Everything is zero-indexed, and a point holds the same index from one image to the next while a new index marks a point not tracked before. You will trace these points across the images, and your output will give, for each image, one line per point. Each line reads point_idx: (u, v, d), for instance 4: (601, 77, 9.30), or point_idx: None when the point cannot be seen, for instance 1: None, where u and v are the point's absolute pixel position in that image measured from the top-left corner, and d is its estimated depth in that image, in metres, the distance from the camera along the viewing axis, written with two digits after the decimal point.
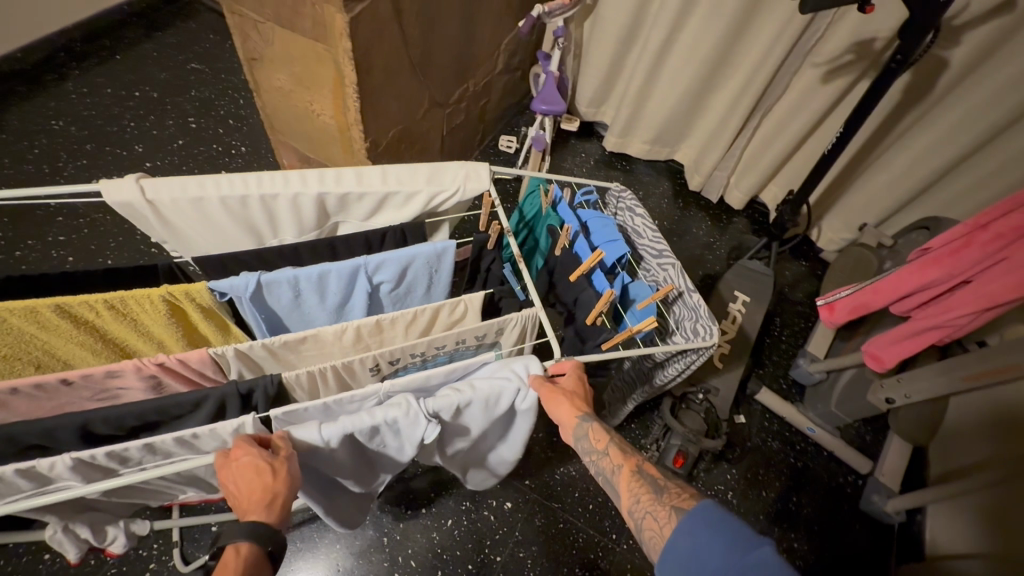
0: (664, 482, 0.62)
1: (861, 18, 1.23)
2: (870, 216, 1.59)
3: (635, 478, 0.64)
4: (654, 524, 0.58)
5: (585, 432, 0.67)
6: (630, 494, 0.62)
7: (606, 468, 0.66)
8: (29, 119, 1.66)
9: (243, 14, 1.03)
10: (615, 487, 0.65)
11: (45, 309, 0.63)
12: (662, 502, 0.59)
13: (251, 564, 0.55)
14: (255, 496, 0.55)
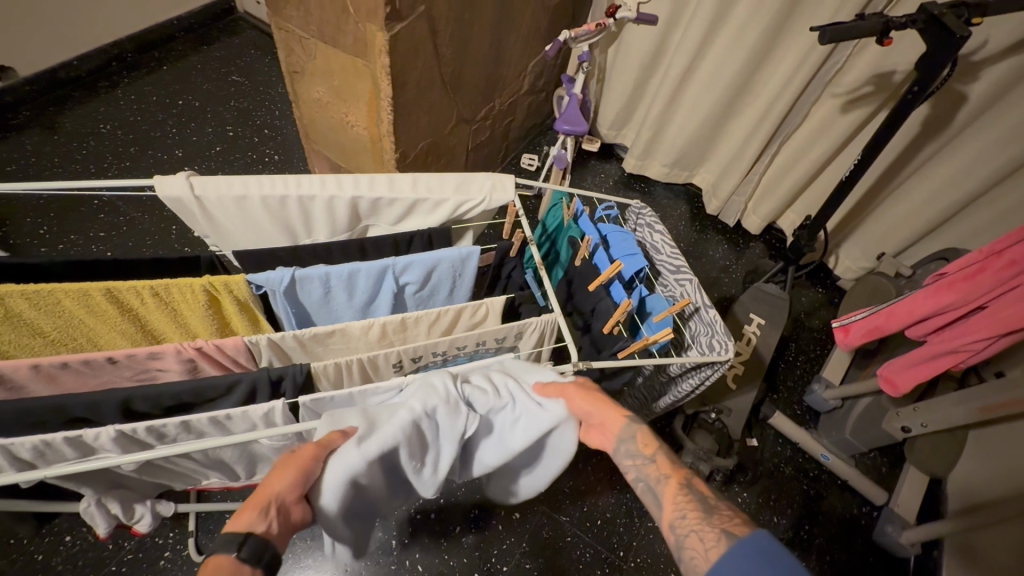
0: (716, 503, 0.55)
1: (879, 51, 1.26)
2: (889, 246, 1.59)
3: (683, 492, 0.57)
4: (698, 544, 0.51)
5: (632, 433, 0.62)
6: (674, 507, 0.56)
7: (650, 476, 0.59)
8: (80, 122, 1.76)
9: (289, 31, 1.10)
10: (658, 497, 0.58)
11: (98, 293, 0.67)
12: (712, 524, 0.52)
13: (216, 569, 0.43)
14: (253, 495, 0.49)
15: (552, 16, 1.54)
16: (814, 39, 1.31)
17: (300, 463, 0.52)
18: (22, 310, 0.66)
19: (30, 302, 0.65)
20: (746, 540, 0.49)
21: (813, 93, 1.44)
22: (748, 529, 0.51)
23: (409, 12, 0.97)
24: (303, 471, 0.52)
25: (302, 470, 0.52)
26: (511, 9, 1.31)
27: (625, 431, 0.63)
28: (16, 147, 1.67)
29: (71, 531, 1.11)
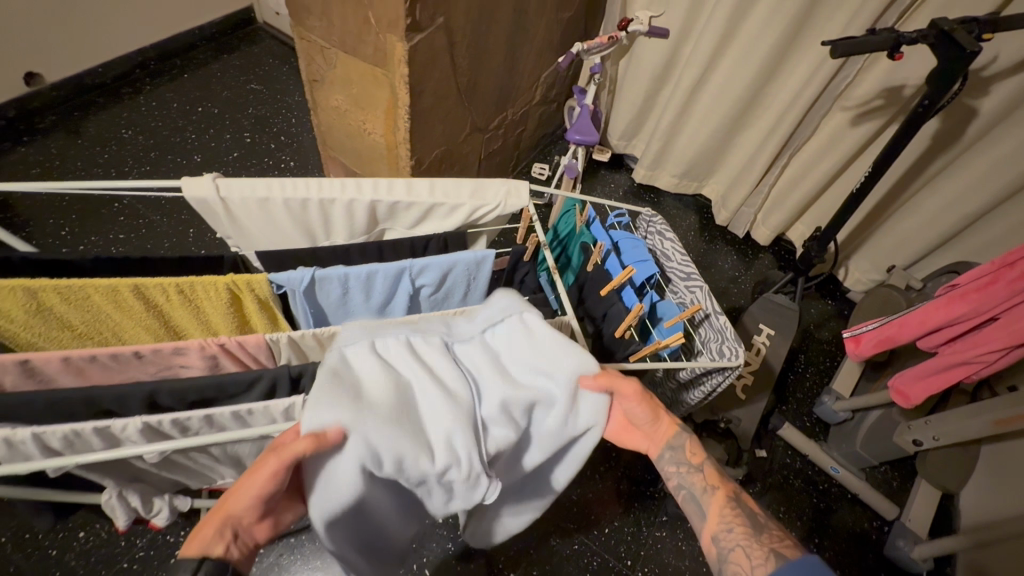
0: (763, 519, 0.57)
1: (890, 66, 1.27)
2: (899, 259, 1.59)
3: (728, 504, 0.59)
4: (744, 559, 0.53)
5: (682, 442, 0.64)
6: (720, 519, 0.57)
7: (695, 485, 0.61)
8: (103, 127, 1.81)
9: (311, 40, 1.13)
10: (702, 506, 0.60)
11: (125, 289, 0.69)
12: (761, 541, 0.54)
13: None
14: (214, 509, 0.48)
15: (565, 29, 1.57)
16: (824, 53, 1.33)
17: (263, 478, 0.48)
18: (52, 304, 0.68)
19: (61, 297, 0.67)
20: (793, 557, 0.51)
21: (823, 107, 1.45)
22: (797, 551, 0.53)
23: (428, 23, 1.00)
24: (266, 489, 0.49)
25: (266, 486, 0.49)
26: (526, 22, 1.34)
27: (676, 440, 0.64)
28: (41, 151, 1.72)
29: (85, 527, 1.12)
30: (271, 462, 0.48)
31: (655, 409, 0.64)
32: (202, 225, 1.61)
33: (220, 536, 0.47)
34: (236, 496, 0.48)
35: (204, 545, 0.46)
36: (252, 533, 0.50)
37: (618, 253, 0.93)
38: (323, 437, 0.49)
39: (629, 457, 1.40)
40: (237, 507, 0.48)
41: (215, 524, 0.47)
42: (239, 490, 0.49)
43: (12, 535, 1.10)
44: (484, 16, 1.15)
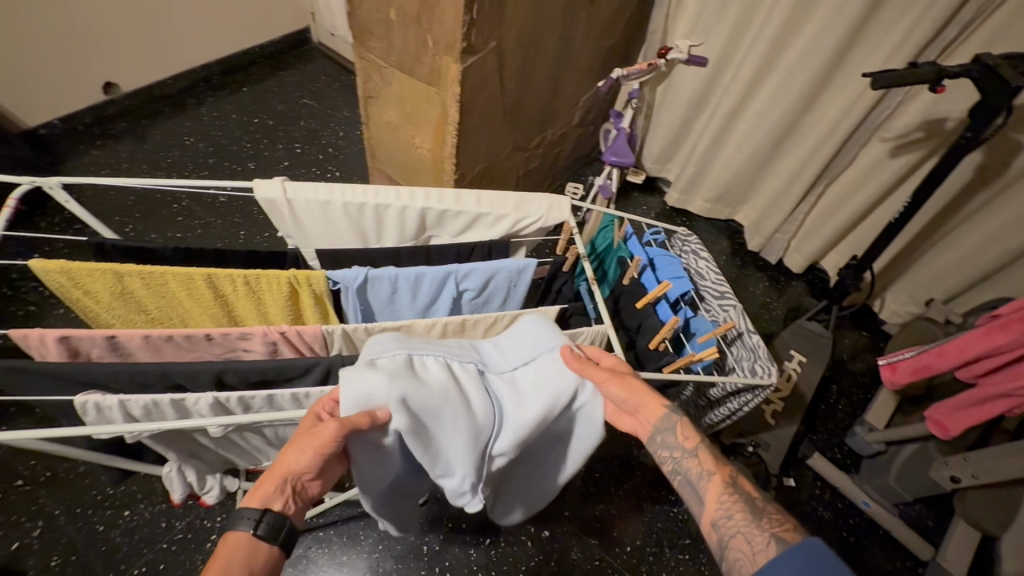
0: (762, 503, 0.62)
1: (932, 98, 1.28)
2: (938, 292, 1.57)
3: (726, 489, 0.64)
4: (746, 547, 0.58)
5: (674, 425, 0.69)
6: (719, 506, 0.63)
7: (691, 470, 0.67)
8: (168, 135, 1.94)
9: (370, 60, 1.22)
10: (701, 492, 0.65)
11: (199, 278, 0.75)
12: (761, 527, 0.59)
13: (239, 542, 0.54)
14: (272, 468, 0.58)
15: (606, 55, 1.63)
16: (865, 84, 1.35)
17: (309, 450, 0.57)
18: (134, 288, 0.75)
19: (143, 282, 0.74)
20: (794, 543, 0.56)
21: (861, 137, 1.46)
22: (797, 535, 0.58)
23: (481, 47, 1.07)
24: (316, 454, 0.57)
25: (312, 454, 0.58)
26: (570, 47, 1.40)
27: (666, 423, 0.69)
28: (112, 153, 1.85)
29: (130, 506, 1.19)
30: (313, 439, 0.57)
31: (630, 385, 0.70)
32: (252, 228, 1.70)
33: (279, 492, 0.57)
34: (286, 459, 0.58)
35: (264, 499, 0.56)
36: (307, 488, 0.60)
37: (654, 269, 0.97)
38: (373, 415, 0.58)
39: (653, 476, 1.40)
40: (288, 471, 0.58)
41: (270, 483, 0.57)
42: (290, 454, 0.58)
43: (66, 508, 1.17)
44: (533, 42, 1.22)
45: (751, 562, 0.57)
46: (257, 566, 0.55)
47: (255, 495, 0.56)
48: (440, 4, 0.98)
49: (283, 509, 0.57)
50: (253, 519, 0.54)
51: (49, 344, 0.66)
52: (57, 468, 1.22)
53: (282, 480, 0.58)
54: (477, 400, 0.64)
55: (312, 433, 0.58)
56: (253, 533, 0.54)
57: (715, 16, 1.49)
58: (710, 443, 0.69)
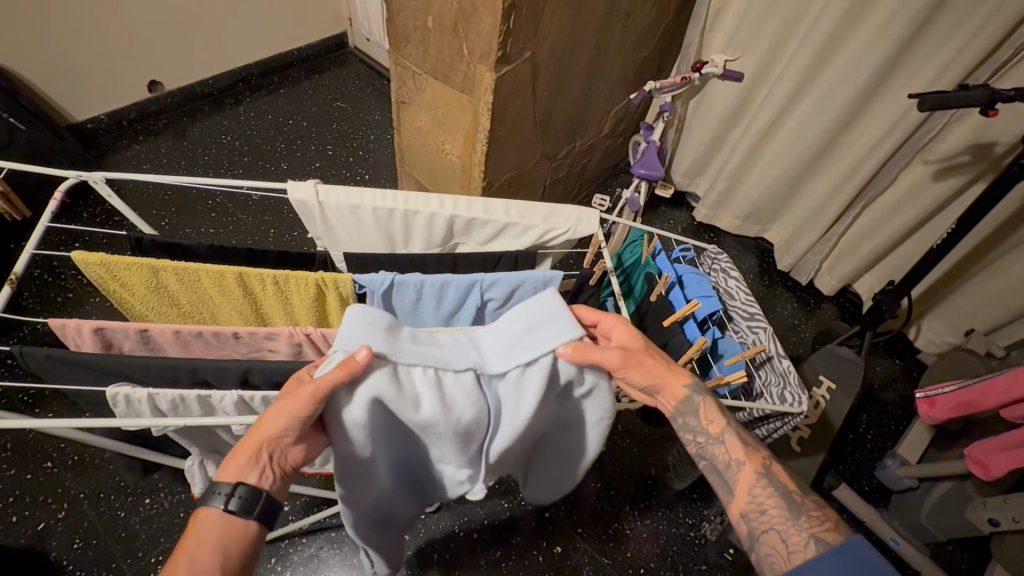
0: (800, 498, 0.61)
1: (981, 120, 1.23)
2: (980, 322, 1.50)
3: (758, 481, 0.63)
4: (780, 544, 0.59)
5: (697, 408, 0.67)
6: (749, 497, 0.63)
7: (719, 458, 0.66)
8: (206, 132, 2.00)
9: (405, 66, 1.23)
10: (732, 482, 0.65)
11: (230, 276, 0.75)
12: (797, 526, 0.59)
13: (209, 522, 0.53)
14: (245, 438, 0.57)
15: (639, 67, 1.62)
16: (910, 104, 1.30)
17: (281, 414, 0.56)
18: (168, 283, 0.76)
19: (176, 277, 0.75)
20: (835, 544, 0.56)
21: (903, 159, 1.41)
22: (837, 535, 0.58)
23: (516, 57, 1.07)
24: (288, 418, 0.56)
25: (277, 422, 0.56)
26: (605, 58, 1.39)
27: (687, 405, 0.67)
28: (153, 149, 1.92)
29: (150, 494, 1.22)
30: (286, 401, 0.56)
31: (643, 362, 0.66)
32: (281, 228, 1.73)
33: (253, 463, 0.56)
34: (260, 426, 0.57)
35: (238, 472, 0.55)
36: (285, 455, 0.59)
37: (682, 287, 0.95)
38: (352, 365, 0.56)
39: (670, 497, 1.36)
40: (262, 439, 0.57)
41: (243, 452, 0.56)
42: (263, 420, 0.57)
43: (90, 492, 1.21)
44: (567, 53, 1.22)
45: (787, 561, 0.57)
46: (232, 541, 0.54)
47: (226, 468, 0.55)
48: (477, 13, 0.99)
49: (256, 481, 0.56)
50: (224, 494, 0.53)
51: (86, 335, 0.68)
52: (84, 453, 1.25)
53: (257, 449, 0.57)
54: (462, 399, 0.62)
55: (285, 399, 0.56)
56: (224, 509, 0.53)
57: (754, 31, 1.47)
58: (737, 429, 0.67)
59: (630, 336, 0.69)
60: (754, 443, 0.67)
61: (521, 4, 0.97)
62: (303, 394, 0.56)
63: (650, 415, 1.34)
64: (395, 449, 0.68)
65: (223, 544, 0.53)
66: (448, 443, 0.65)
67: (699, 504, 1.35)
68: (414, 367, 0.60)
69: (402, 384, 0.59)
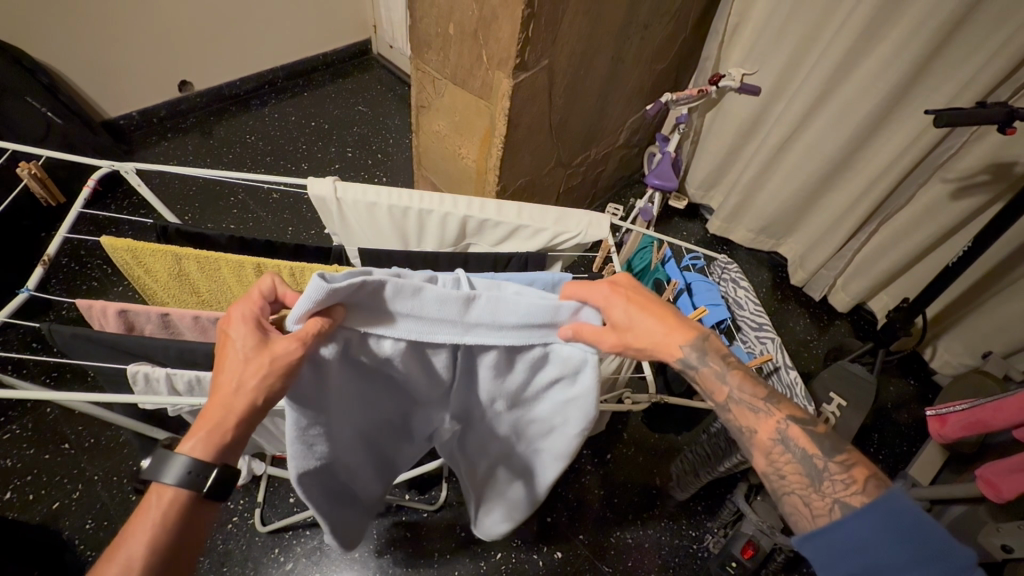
0: (823, 463, 0.57)
1: (1000, 140, 1.22)
2: (997, 345, 1.47)
3: (774, 443, 0.59)
4: (804, 508, 0.57)
5: (693, 378, 0.61)
6: (767, 460, 0.60)
7: (733, 424, 0.62)
8: (232, 132, 2.06)
9: (425, 71, 1.27)
10: (746, 445, 0.61)
11: (249, 266, 0.78)
12: (821, 491, 0.56)
13: (172, 506, 0.52)
14: (212, 399, 0.54)
15: (656, 78, 1.64)
16: (928, 121, 1.30)
17: (252, 377, 0.53)
18: (189, 270, 0.79)
19: (198, 265, 0.78)
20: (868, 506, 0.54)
21: (921, 175, 1.40)
22: (863, 500, 0.54)
23: (534, 64, 1.09)
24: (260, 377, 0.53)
25: (247, 378, 0.53)
26: (621, 68, 1.41)
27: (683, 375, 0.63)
28: (179, 146, 1.98)
29: None
30: (259, 360, 0.53)
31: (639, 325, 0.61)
32: (299, 225, 1.77)
33: (220, 423, 0.54)
34: (227, 382, 0.54)
35: (210, 437, 0.54)
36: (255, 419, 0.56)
37: (690, 294, 0.96)
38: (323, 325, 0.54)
39: (674, 508, 1.35)
40: (234, 402, 0.54)
41: (221, 420, 0.54)
42: (225, 372, 0.54)
43: (104, 474, 1.24)
44: (584, 62, 1.24)
45: (811, 524, 0.56)
46: (190, 519, 0.54)
47: (199, 442, 0.53)
48: (497, 21, 1.01)
49: (228, 456, 0.55)
50: (192, 469, 0.52)
51: (110, 316, 0.71)
52: (101, 436, 1.29)
53: (226, 407, 0.54)
54: (435, 358, 0.64)
55: (256, 362, 0.53)
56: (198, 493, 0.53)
57: (771, 47, 1.48)
58: (742, 395, 0.61)
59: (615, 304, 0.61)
60: (767, 406, 0.61)
61: (540, 13, 0.99)
62: (289, 356, 0.54)
63: (657, 423, 1.34)
64: (365, 403, 0.70)
65: (185, 521, 0.53)
66: (415, 389, 0.69)
67: (703, 515, 1.34)
68: (384, 335, 0.59)
69: (370, 345, 0.61)
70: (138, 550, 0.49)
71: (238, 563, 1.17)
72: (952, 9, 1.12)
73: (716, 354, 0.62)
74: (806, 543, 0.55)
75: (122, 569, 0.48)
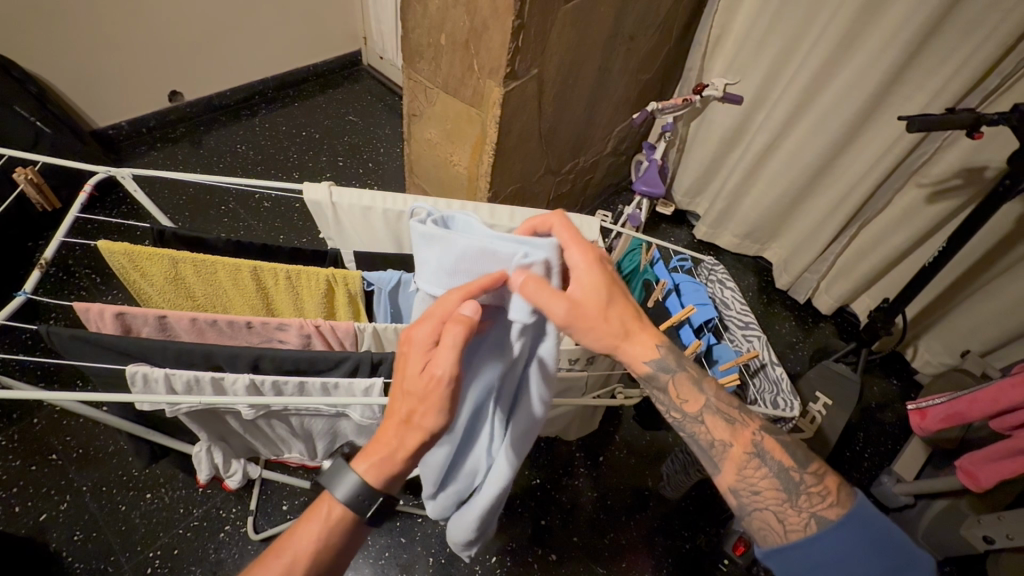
0: (798, 475, 0.60)
1: (973, 144, 1.27)
2: (975, 343, 1.52)
3: (747, 459, 0.61)
4: (777, 523, 0.59)
5: (665, 384, 0.63)
6: (737, 474, 0.61)
7: (702, 438, 0.63)
8: (222, 142, 2.06)
9: (417, 81, 1.29)
10: (716, 460, 0.62)
11: (245, 270, 0.78)
12: (797, 506, 0.59)
13: (333, 523, 0.58)
14: (385, 426, 0.58)
15: (642, 88, 1.68)
16: (903, 127, 1.35)
17: (433, 408, 0.54)
18: (186, 275, 0.80)
19: (195, 269, 0.79)
20: (839, 520, 0.58)
21: (897, 181, 1.45)
22: (839, 510, 0.58)
23: (524, 73, 1.12)
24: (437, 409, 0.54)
25: (414, 404, 0.55)
26: (608, 78, 1.45)
27: (655, 380, 0.63)
28: (169, 155, 1.98)
29: (152, 490, 1.24)
30: (422, 394, 0.54)
31: (586, 328, 0.58)
32: (290, 233, 1.77)
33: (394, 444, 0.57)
34: (398, 412, 0.56)
35: (380, 468, 0.57)
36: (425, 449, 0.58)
37: (679, 294, 0.99)
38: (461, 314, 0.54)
39: (668, 509, 1.37)
40: (405, 427, 0.56)
41: (393, 451, 0.57)
42: (397, 401, 0.57)
43: (93, 485, 1.22)
44: (573, 71, 1.28)
45: (783, 538, 0.59)
46: (346, 534, 0.60)
47: (370, 467, 0.57)
48: (488, 31, 1.04)
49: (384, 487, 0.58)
50: (352, 497, 0.57)
51: (107, 319, 0.72)
52: (90, 446, 1.27)
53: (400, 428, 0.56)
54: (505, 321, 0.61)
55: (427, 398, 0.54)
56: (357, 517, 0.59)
57: (752, 56, 1.53)
58: (718, 405, 0.63)
59: (590, 285, 0.59)
60: (741, 417, 0.63)
61: (529, 24, 1.03)
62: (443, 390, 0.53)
63: (649, 423, 1.36)
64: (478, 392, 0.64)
65: (344, 535, 0.59)
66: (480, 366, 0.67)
67: (695, 514, 1.36)
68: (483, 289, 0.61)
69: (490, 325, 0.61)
70: (303, 552, 0.57)
71: (230, 573, 1.14)
72: (921, 21, 1.17)
73: (690, 362, 0.64)
74: (770, 554, 0.60)
75: (288, 566, 0.56)
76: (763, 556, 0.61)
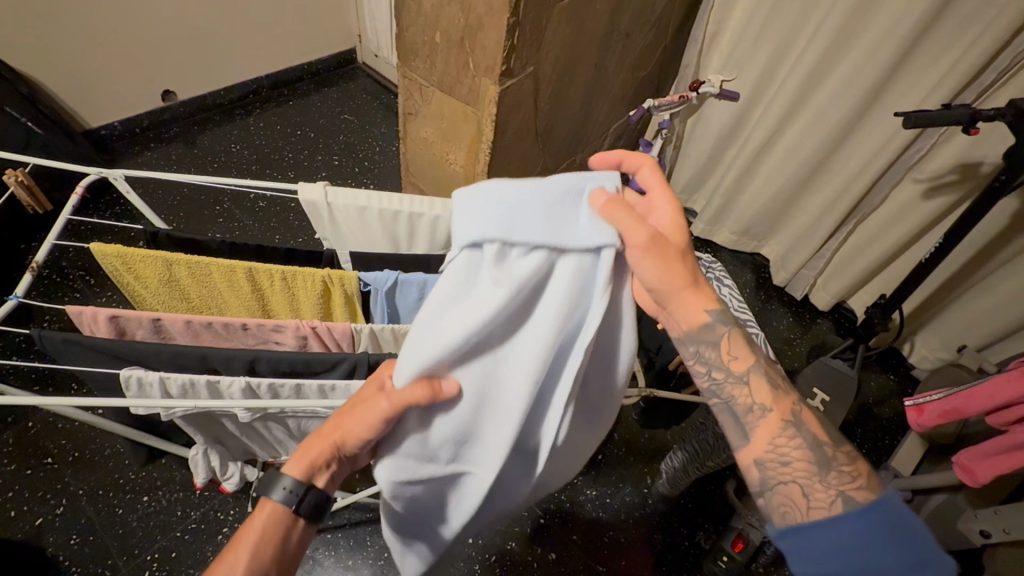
0: (831, 452, 0.59)
1: (968, 140, 1.27)
2: (971, 338, 1.52)
3: (782, 429, 0.59)
4: (801, 498, 0.57)
5: (717, 340, 0.62)
6: (770, 443, 0.59)
7: (739, 403, 0.62)
8: (217, 141, 2.05)
9: (412, 79, 1.28)
10: (751, 426, 0.61)
11: (240, 271, 0.78)
12: (825, 482, 0.56)
13: (274, 518, 0.59)
14: (321, 432, 0.61)
15: (638, 85, 1.68)
16: (899, 123, 1.35)
17: (359, 424, 0.57)
18: (181, 277, 0.79)
19: (189, 271, 0.78)
20: (868, 505, 0.55)
21: (893, 177, 1.46)
22: (869, 494, 0.56)
23: (520, 70, 1.12)
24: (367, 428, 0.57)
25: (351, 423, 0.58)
26: (604, 75, 1.45)
27: (705, 337, 0.62)
28: (162, 155, 1.97)
29: (149, 492, 1.23)
30: (359, 410, 0.57)
31: (666, 262, 0.58)
32: (285, 234, 1.76)
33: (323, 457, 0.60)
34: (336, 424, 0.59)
35: (308, 470, 0.59)
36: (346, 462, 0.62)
37: None
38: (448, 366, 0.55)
39: (667, 506, 1.37)
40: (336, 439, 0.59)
41: (318, 453, 0.60)
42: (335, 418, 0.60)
43: (90, 488, 1.22)
44: (568, 69, 1.27)
45: (806, 515, 0.56)
46: (290, 532, 0.60)
47: (296, 460, 0.59)
48: (483, 29, 1.04)
49: (321, 484, 0.61)
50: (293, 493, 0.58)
51: (101, 322, 0.71)
52: (86, 449, 1.27)
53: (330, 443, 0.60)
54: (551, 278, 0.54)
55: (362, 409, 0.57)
56: (295, 512, 0.59)
57: (748, 53, 1.52)
58: (765, 369, 0.63)
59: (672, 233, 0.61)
60: (783, 386, 0.63)
61: (525, 21, 1.02)
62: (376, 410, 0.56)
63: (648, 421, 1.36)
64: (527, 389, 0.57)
65: (284, 533, 0.60)
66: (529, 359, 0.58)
67: (694, 511, 1.36)
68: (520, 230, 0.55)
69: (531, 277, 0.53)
70: (242, 555, 0.56)
71: None
72: (917, 17, 1.17)
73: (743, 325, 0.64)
74: (785, 533, 0.57)
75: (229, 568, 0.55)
76: (777, 535, 0.57)
